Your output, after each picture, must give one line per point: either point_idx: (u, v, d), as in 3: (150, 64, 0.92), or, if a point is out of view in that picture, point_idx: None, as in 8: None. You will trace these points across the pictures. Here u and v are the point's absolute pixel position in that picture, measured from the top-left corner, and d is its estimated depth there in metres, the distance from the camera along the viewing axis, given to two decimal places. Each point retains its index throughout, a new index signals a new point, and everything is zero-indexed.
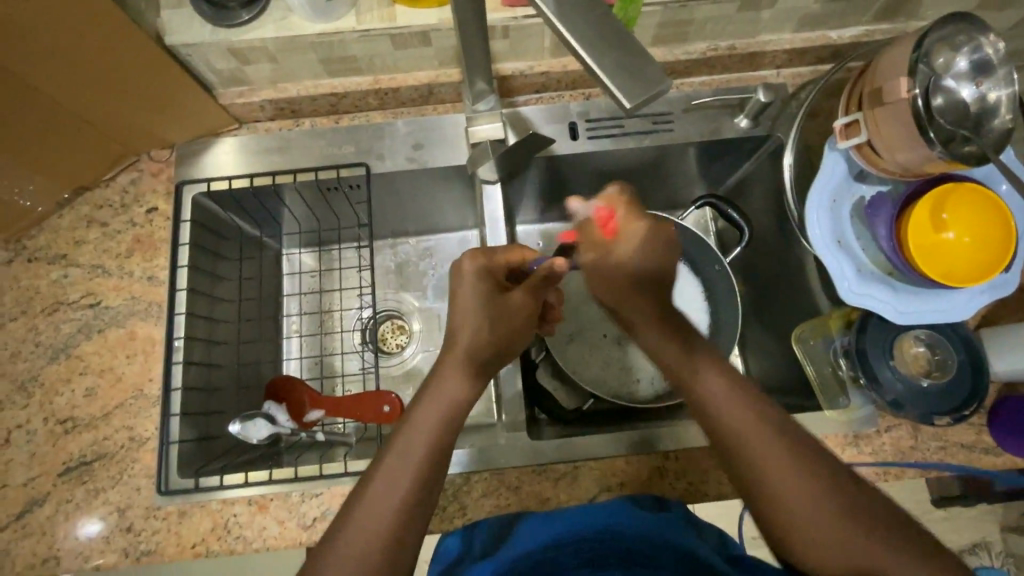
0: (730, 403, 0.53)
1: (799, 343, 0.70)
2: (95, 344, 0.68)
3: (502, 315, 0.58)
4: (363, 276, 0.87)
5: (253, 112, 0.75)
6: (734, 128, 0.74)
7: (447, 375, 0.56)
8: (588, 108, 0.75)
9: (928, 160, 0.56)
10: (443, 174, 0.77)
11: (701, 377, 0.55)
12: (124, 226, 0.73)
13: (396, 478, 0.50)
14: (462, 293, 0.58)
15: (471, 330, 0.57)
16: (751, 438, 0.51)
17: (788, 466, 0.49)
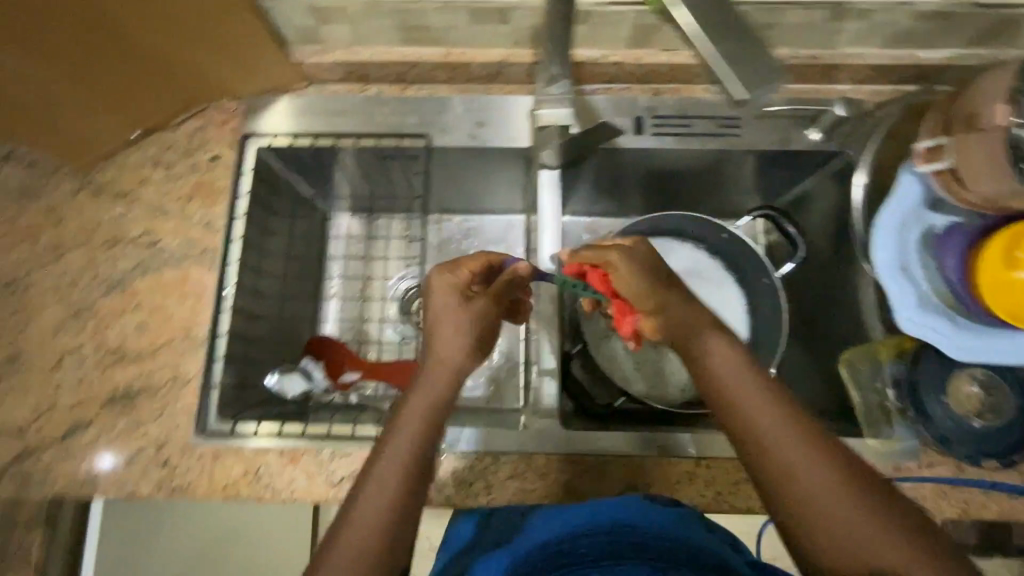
0: (757, 400, 0.51)
1: (847, 365, 0.69)
2: (149, 282, 0.70)
3: (476, 327, 0.57)
4: (407, 247, 0.88)
5: (323, 72, 0.76)
6: (805, 140, 0.72)
7: (434, 377, 0.55)
8: (656, 104, 0.73)
9: (1014, 194, 0.54)
10: (501, 155, 0.76)
11: (726, 369, 0.53)
12: (188, 170, 0.74)
13: (405, 464, 0.51)
14: (436, 305, 0.57)
15: (447, 338, 0.56)
16: (778, 438, 0.49)
17: (817, 470, 0.47)
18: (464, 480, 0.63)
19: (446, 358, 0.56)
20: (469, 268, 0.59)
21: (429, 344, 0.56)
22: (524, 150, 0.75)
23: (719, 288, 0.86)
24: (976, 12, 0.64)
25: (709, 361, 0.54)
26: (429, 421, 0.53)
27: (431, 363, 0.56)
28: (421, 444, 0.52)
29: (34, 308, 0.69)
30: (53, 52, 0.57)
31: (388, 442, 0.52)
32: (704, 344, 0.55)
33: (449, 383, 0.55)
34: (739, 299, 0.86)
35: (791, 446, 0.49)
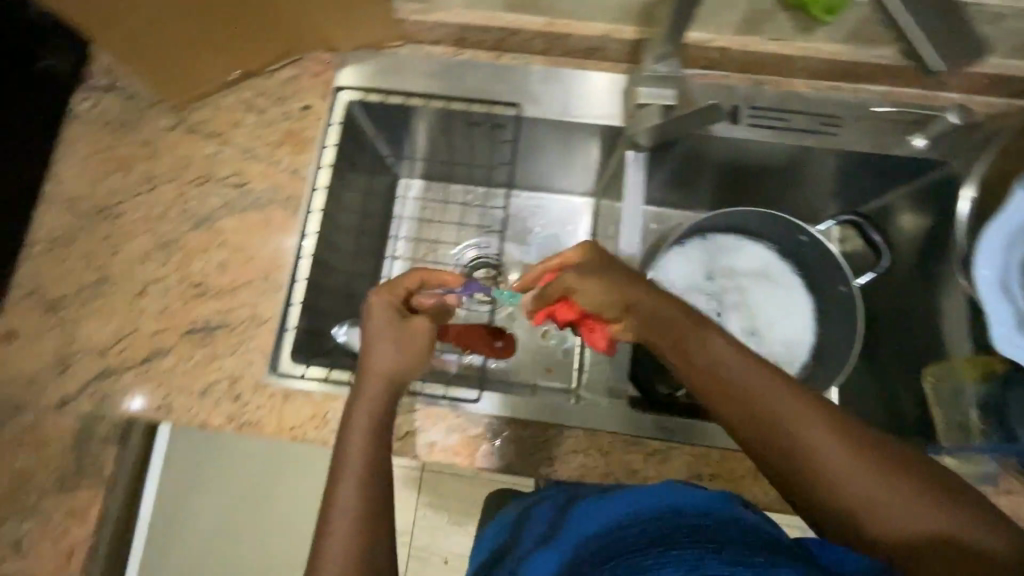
0: (749, 381, 0.49)
1: (930, 381, 0.70)
2: (235, 222, 0.72)
3: (414, 337, 0.57)
4: (473, 216, 0.89)
5: (423, 31, 0.75)
6: (910, 146, 0.69)
7: (369, 380, 0.54)
8: (755, 94, 0.72)
9: None
10: (588, 130, 0.75)
11: (711, 351, 0.51)
12: (279, 116, 0.75)
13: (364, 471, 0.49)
14: (374, 316, 0.57)
15: (378, 355, 0.55)
16: (776, 422, 0.47)
17: (824, 448, 0.45)
18: (527, 448, 0.64)
19: (383, 368, 0.55)
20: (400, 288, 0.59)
21: (365, 355, 0.56)
22: (616, 129, 0.74)
23: (784, 291, 0.85)
24: None
25: (696, 354, 0.51)
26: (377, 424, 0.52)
27: (365, 375, 0.54)
28: (372, 447, 0.51)
29: (124, 235, 0.71)
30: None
31: (344, 456, 0.50)
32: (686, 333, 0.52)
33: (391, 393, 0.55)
34: (806, 305, 0.84)
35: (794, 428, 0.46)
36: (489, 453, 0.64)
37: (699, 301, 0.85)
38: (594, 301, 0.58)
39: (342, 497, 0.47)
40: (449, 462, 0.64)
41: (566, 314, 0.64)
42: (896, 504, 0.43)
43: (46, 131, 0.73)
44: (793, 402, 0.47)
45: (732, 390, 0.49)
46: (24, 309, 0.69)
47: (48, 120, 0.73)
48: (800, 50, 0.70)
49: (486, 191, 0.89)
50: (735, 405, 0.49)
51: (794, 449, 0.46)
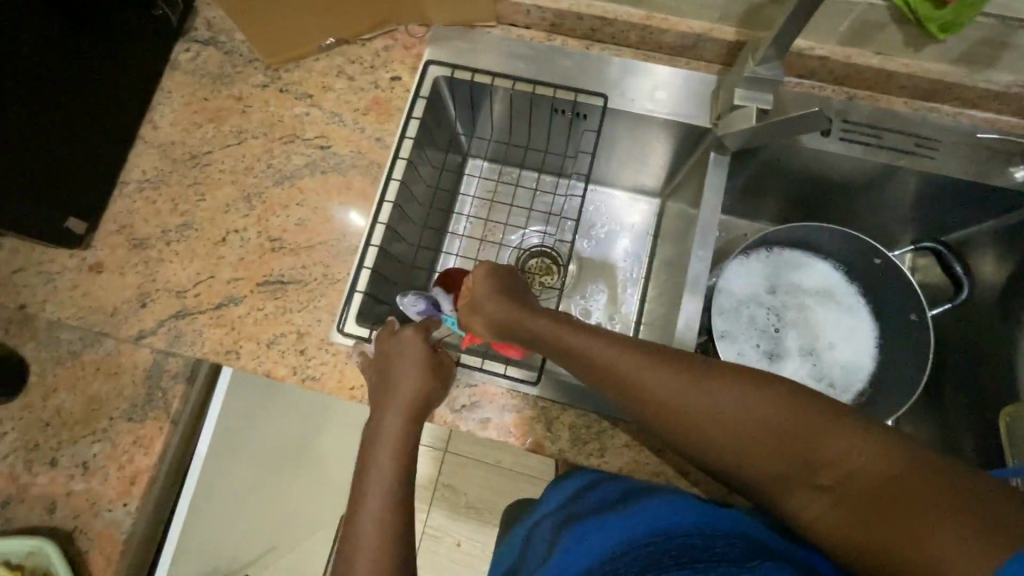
0: (669, 386, 0.51)
1: (1009, 419, 0.65)
2: (316, 182, 0.74)
3: (439, 372, 0.63)
4: (538, 203, 0.89)
5: (518, 14, 0.76)
6: (1008, 177, 0.67)
7: (394, 404, 0.59)
8: (849, 108, 0.70)
9: None
10: (673, 128, 0.75)
11: (629, 361, 0.53)
12: (368, 85, 0.77)
13: (391, 490, 0.52)
14: (399, 352, 0.63)
15: (410, 386, 0.60)
16: (703, 421, 0.50)
17: (752, 433, 0.48)
18: (579, 437, 0.64)
19: (410, 399, 0.59)
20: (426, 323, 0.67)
21: (395, 385, 0.60)
22: (701, 129, 0.73)
23: (848, 314, 0.83)
24: None
25: (634, 385, 0.52)
26: (401, 444, 0.56)
27: (394, 402, 0.59)
28: (399, 465, 0.54)
29: (211, 184, 0.74)
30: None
31: (370, 473, 0.54)
32: (608, 357, 0.54)
33: (412, 419, 0.59)
34: (870, 331, 0.82)
35: (718, 421, 0.49)
36: (541, 436, 0.65)
37: (757, 313, 0.84)
38: (480, 320, 0.63)
39: (367, 501, 0.51)
40: (501, 440, 0.65)
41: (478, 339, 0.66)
42: (834, 469, 0.45)
43: (150, 76, 0.76)
44: (718, 400, 0.49)
45: (669, 408, 0.51)
46: (113, 244, 0.73)
47: (152, 66, 0.76)
48: (905, 67, 0.68)
49: (555, 180, 0.89)
50: (662, 416, 0.52)
51: (724, 443, 0.49)
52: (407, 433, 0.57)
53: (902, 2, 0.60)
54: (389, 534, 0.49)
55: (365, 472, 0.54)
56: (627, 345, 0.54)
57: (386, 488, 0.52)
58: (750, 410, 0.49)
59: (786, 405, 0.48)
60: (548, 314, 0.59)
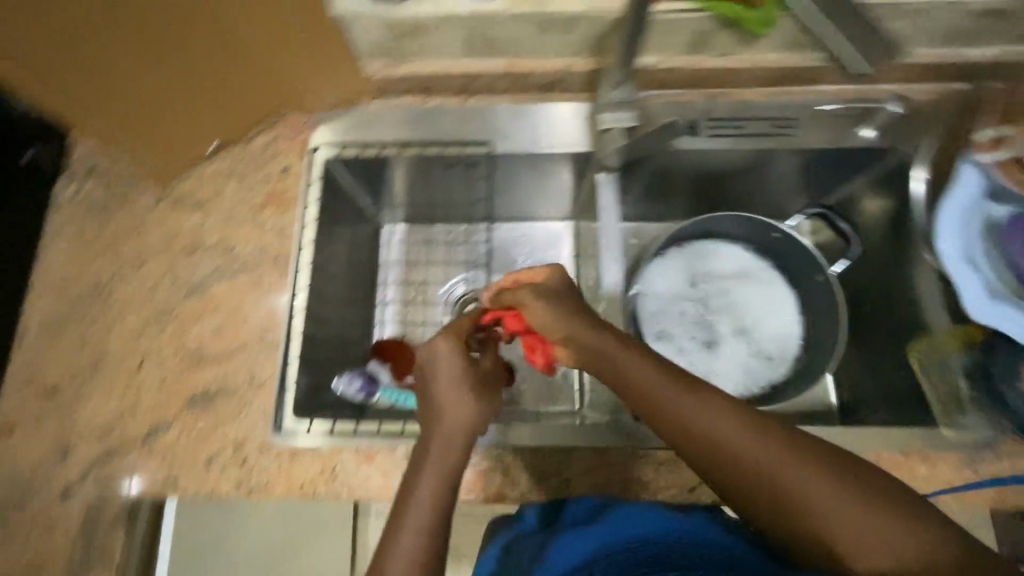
0: (705, 415, 0.50)
1: (916, 355, 0.70)
2: (226, 287, 0.73)
3: (483, 386, 0.59)
4: (457, 253, 0.91)
5: (390, 85, 0.79)
6: (859, 138, 0.73)
7: (443, 428, 0.55)
8: (711, 107, 0.75)
9: None
10: (560, 158, 0.78)
11: (671, 385, 0.52)
12: (260, 180, 0.78)
13: (429, 522, 0.49)
14: (436, 371, 0.58)
15: (454, 402, 0.56)
16: (737, 456, 0.49)
17: (777, 476, 0.48)
18: (538, 476, 0.65)
19: (458, 419, 0.56)
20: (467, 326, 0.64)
21: (439, 406, 0.56)
22: (583, 153, 0.77)
23: (768, 289, 0.87)
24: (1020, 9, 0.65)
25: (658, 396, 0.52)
26: (442, 475, 0.53)
27: (440, 424, 0.55)
28: (440, 496, 0.51)
29: (118, 313, 0.72)
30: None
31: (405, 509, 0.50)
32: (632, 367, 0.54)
33: (460, 449, 0.55)
34: (790, 298, 0.86)
35: (745, 451, 0.49)
36: (502, 485, 0.64)
37: (685, 309, 0.87)
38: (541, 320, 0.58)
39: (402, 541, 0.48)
40: (464, 500, 0.64)
41: (511, 325, 0.66)
42: (851, 538, 0.45)
43: None
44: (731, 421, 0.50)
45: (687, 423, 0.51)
46: None
47: None
48: (742, 61, 0.75)
49: (467, 228, 0.91)
50: (686, 438, 0.51)
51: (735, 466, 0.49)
52: (455, 462, 0.54)
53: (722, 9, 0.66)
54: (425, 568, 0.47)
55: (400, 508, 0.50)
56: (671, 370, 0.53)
57: (426, 522, 0.49)
58: (781, 449, 0.48)
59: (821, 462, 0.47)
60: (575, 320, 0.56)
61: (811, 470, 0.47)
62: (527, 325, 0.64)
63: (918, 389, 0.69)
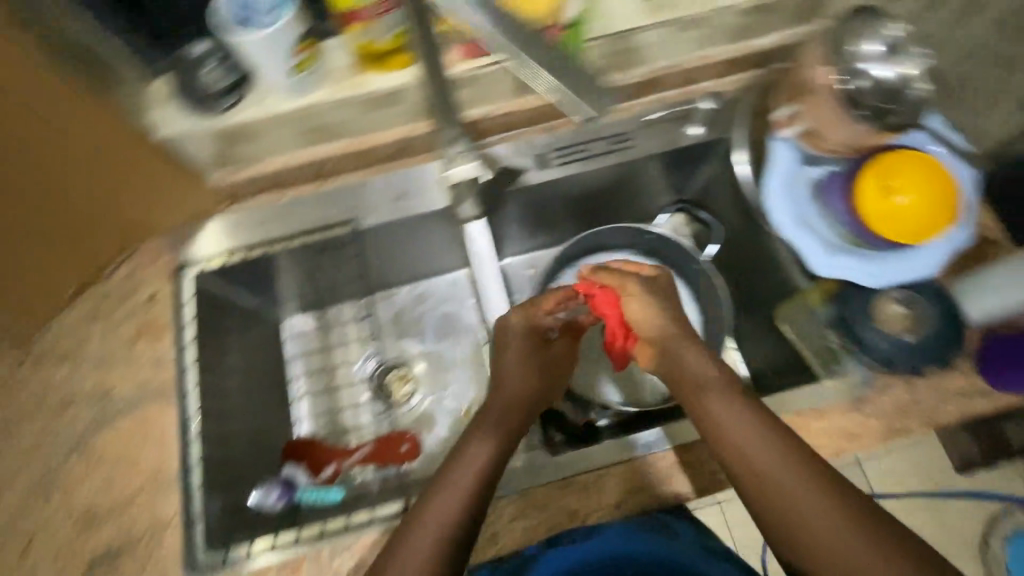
0: (734, 415, 0.58)
1: (788, 325, 0.76)
2: (112, 434, 0.70)
3: (543, 365, 0.71)
4: (362, 329, 0.94)
5: (241, 189, 0.79)
6: (690, 136, 0.79)
7: (508, 404, 0.66)
8: (553, 139, 0.79)
9: (862, 134, 0.66)
10: (427, 220, 0.79)
11: (713, 388, 0.61)
12: (128, 315, 0.75)
13: (469, 488, 0.57)
14: (508, 346, 0.70)
15: (518, 377, 0.68)
16: (768, 470, 0.53)
17: (787, 483, 0.52)
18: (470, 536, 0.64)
19: (516, 395, 0.67)
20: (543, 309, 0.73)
21: (503, 382, 0.68)
22: (440, 211, 0.78)
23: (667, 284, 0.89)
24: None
25: (707, 404, 0.59)
26: (493, 448, 0.61)
27: (503, 399, 0.66)
28: (485, 466, 0.59)
29: None
30: (58, 70, 0.56)
31: (441, 487, 0.58)
32: (689, 370, 0.62)
33: (517, 418, 0.65)
34: (685, 291, 0.88)
35: (761, 454, 0.55)
36: None
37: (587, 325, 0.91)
38: (637, 314, 0.70)
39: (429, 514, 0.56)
40: None
41: (602, 307, 0.73)
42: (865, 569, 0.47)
43: None
44: (769, 435, 0.56)
45: (729, 431, 0.57)
46: None
47: None
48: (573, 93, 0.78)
49: (367, 301, 0.95)
50: (727, 445, 0.56)
51: (764, 480, 0.53)
52: (509, 434, 0.63)
53: None
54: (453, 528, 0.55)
55: (437, 485, 0.58)
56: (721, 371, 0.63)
57: (461, 498, 0.56)
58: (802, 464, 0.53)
59: (839, 493, 0.51)
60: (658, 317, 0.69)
61: (826, 494, 0.51)
62: (624, 316, 0.72)
63: (795, 349, 0.76)
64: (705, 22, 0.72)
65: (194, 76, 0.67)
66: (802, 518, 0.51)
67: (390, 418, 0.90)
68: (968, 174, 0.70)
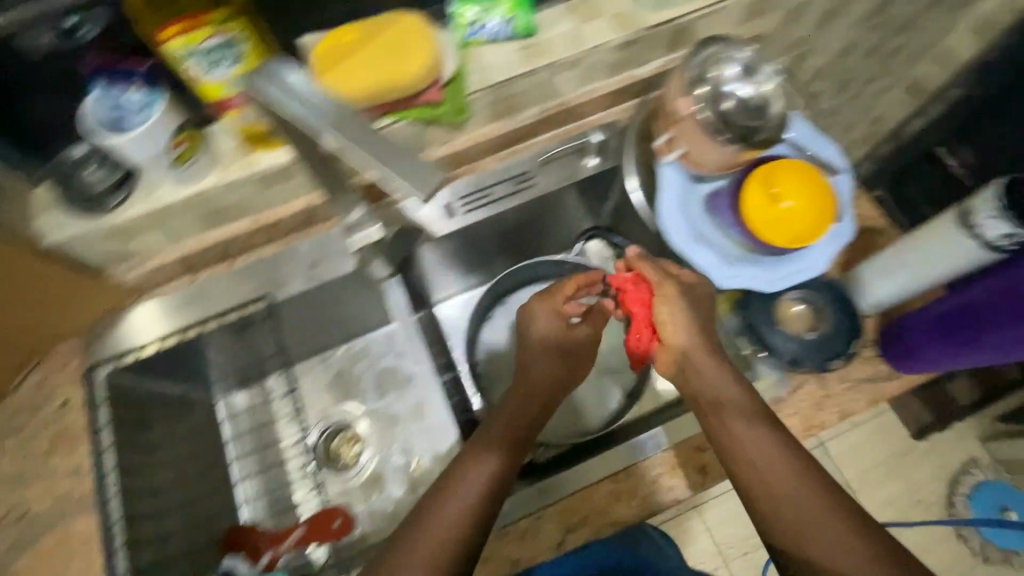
0: (751, 434, 0.61)
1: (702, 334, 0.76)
2: (33, 555, 0.67)
3: (561, 358, 0.75)
4: (298, 400, 0.92)
5: (151, 279, 0.79)
6: (588, 167, 0.83)
7: (526, 396, 0.71)
8: (457, 189, 0.82)
9: (732, 154, 0.68)
10: (345, 285, 0.80)
11: (735, 408, 0.63)
12: (39, 426, 0.72)
13: (484, 485, 0.61)
14: (531, 326, 0.75)
15: (538, 365, 0.73)
16: (781, 487, 0.57)
17: (794, 492, 0.57)
18: None
19: (534, 385, 0.72)
20: (562, 293, 0.76)
21: (527, 370, 0.73)
22: (351, 274, 0.78)
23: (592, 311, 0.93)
24: (653, 32, 0.76)
25: (725, 422, 0.63)
26: (510, 443, 0.66)
27: (524, 388, 0.72)
28: (500, 467, 0.63)
29: None
30: None
31: (458, 484, 0.62)
32: (712, 385, 0.65)
33: (531, 413, 0.70)
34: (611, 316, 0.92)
35: (773, 469, 0.59)
36: None
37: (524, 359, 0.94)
38: (665, 320, 0.68)
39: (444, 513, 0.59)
40: None
41: (632, 302, 0.69)
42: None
43: None
44: (784, 455, 0.59)
45: (747, 448, 0.60)
46: None
47: None
48: (468, 142, 0.81)
49: (302, 367, 0.95)
50: (744, 461, 0.60)
51: (775, 495, 0.57)
52: (521, 431, 0.68)
53: (401, 116, 0.71)
54: (463, 521, 0.59)
55: (455, 483, 0.62)
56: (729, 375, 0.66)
57: (475, 497, 0.60)
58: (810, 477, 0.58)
59: (841, 505, 0.56)
60: (678, 320, 0.67)
61: (830, 505, 0.56)
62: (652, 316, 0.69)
63: None
64: (582, 60, 0.75)
65: (73, 178, 0.64)
66: (808, 525, 0.55)
67: (339, 484, 0.89)
68: (843, 178, 0.73)
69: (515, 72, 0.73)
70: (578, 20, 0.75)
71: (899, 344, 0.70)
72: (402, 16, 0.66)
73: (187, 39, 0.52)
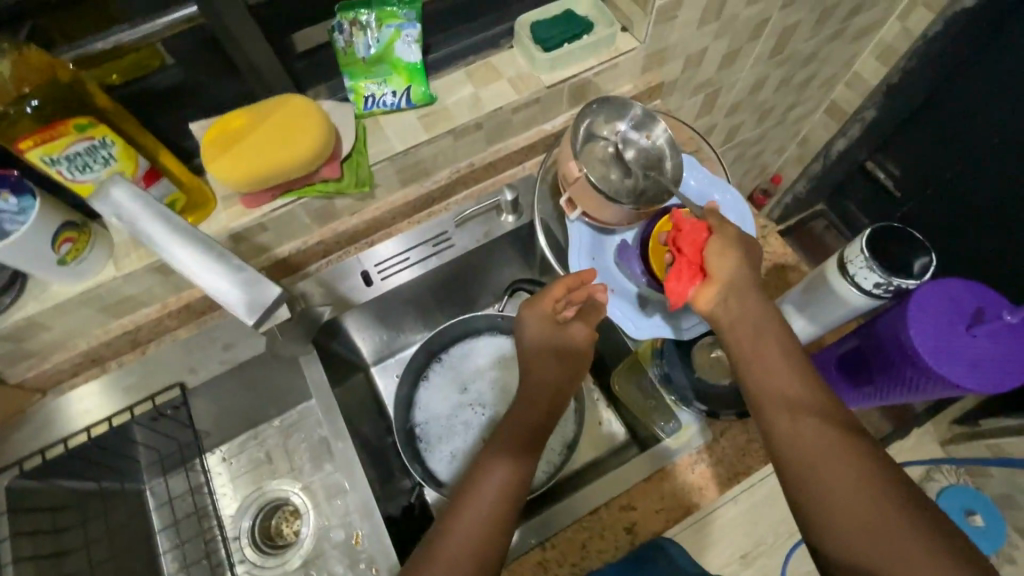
0: (812, 431, 0.50)
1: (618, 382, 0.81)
2: None
3: (565, 352, 0.70)
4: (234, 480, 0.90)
5: (54, 375, 0.75)
6: (504, 225, 0.83)
7: (530, 404, 0.68)
8: (373, 256, 0.82)
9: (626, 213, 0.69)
10: (263, 361, 0.79)
11: (784, 396, 0.53)
12: None
13: (500, 493, 0.59)
14: (528, 328, 0.71)
15: (541, 366, 0.69)
16: (833, 480, 0.47)
17: (850, 489, 0.46)
18: None
19: (537, 388, 0.68)
20: (552, 298, 0.71)
21: (528, 377, 0.70)
22: (262, 353, 0.78)
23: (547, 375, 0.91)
24: (552, 92, 0.77)
25: (772, 408, 0.53)
26: (516, 456, 0.62)
27: (529, 393, 0.69)
28: (509, 478, 0.60)
29: None
30: None
31: (470, 498, 0.59)
32: (758, 367, 0.56)
33: (541, 412, 0.68)
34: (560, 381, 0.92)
35: (828, 462, 0.48)
36: None
37: (469, 417, 0.92)
38: (719, 260, 0.62)
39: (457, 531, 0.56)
40: None
41: (685, 243, 0.64)
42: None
43: None
44: (842, 443, 0.48)
45: (795, 438, 0.51)
46: None
47: None
48: (380, 209, 0.81)
49: (240, 441, 0.92)
50: (791, 450, 0.50)
51: (824, 491, 0.47)
52: (525, 442, 0.64)
53: (297, 193, 0.70)
54: (477, 532, 0.56)
55: (468, 497, 0.59)
56: (788, 361, 0.56)
57: (485, 514, 0.57)
58: (885, 488, 0.45)
59: (936, 532, 0.42)
60: (724, 261, 0.62)
61: (911, 523, 0.43)
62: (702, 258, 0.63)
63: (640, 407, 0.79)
64: (484, 123, 0.76)
65: None
66: (876, 540, 0.43)
67: (279, 565, 0.85)
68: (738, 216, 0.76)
69: (418, 140, 0.73)
70: (476, 85, 0.76)
71: (827, 374, 0.71)
72: (289, 95, 0.66)
73: (46, 149, 0.52)
